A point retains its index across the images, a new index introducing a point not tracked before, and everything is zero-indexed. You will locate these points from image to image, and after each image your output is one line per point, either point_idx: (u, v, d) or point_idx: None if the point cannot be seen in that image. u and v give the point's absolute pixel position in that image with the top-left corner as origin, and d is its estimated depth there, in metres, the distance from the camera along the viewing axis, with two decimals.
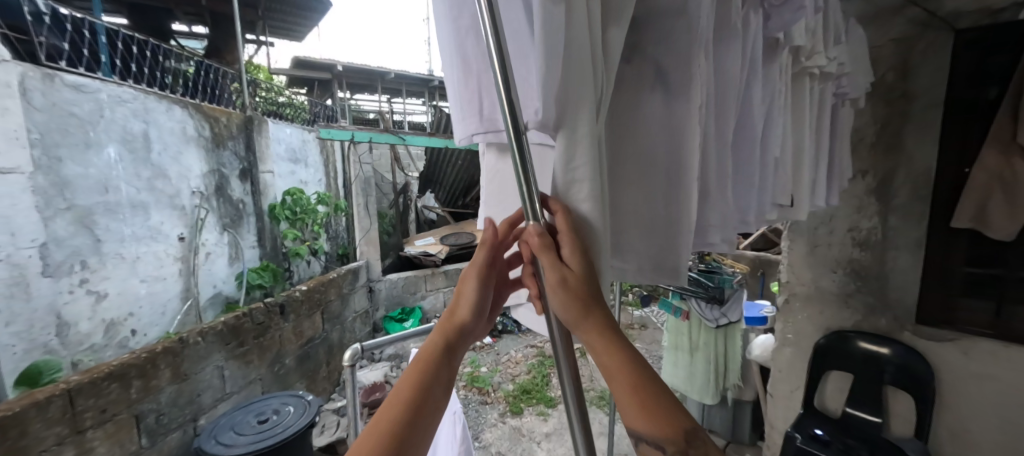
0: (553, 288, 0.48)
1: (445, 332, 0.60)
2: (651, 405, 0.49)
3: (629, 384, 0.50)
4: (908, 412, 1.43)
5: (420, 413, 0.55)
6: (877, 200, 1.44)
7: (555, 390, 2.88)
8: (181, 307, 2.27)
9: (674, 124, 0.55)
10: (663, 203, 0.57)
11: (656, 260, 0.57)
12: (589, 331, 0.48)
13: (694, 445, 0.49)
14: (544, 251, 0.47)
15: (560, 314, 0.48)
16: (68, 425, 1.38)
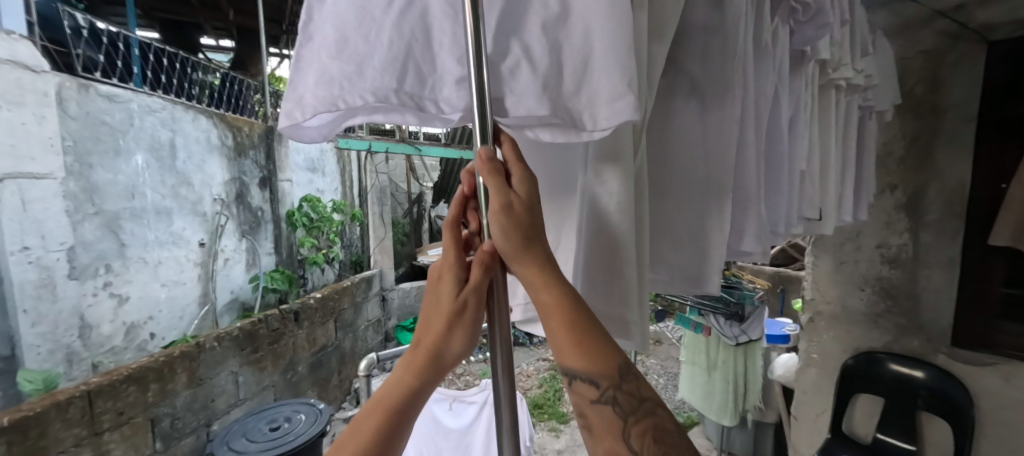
0: (495, 217, 0.39)
1: (421, 370, 0.50)
2: (590, 345, 0.41)
3: (572, 335, 0.41)
4: (943, 439, 1.36)
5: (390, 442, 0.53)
6: (907, 216, 1.39)
7: (567, 405, 2.82)
8: (198, 311, 2.30)
9: (710, 138, 0.54)
10: (698, 219, 0.55)
11: (694, 276, 0.55)
12: (529, 263, 0.40)
13: (628, 380, 0.42)
14: (491, 176, 0.39)
15: (500, 240, 0.40)
16: (86, 427, 1.40)
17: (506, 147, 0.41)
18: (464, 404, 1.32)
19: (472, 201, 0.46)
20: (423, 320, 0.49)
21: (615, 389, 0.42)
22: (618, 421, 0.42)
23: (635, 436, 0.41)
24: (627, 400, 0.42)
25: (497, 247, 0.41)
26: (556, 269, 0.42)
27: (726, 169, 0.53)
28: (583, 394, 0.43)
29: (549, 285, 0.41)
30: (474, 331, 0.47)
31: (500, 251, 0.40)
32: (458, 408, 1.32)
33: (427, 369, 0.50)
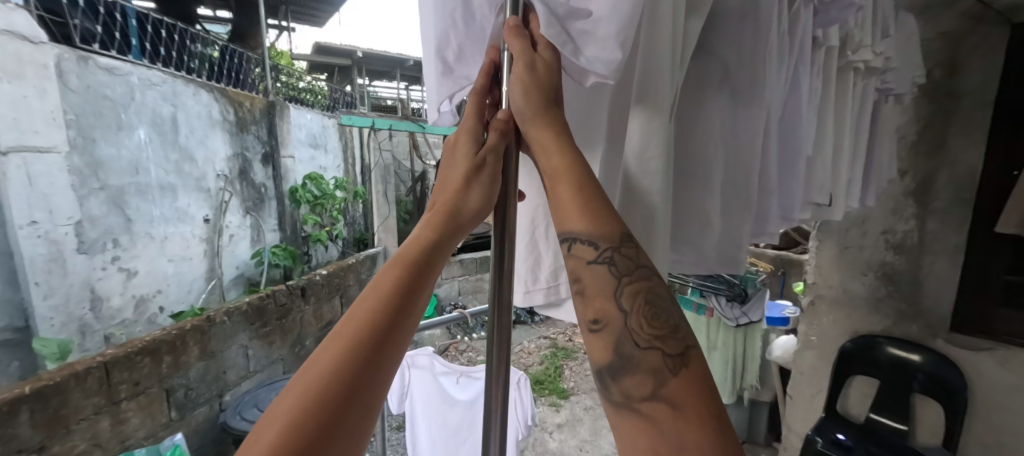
0: (519, 73, 0.40)
1: (438, 232, 0.46)
2: (590, 204, 0.41)
3: (577, 197, 0.40)
4: (936, 418, 1.42)
5: (387, 345, 0.40)
6: (915, 203, 1.39)
7: (567, 381, 2.89)
8: (205, 286, 2.34)
9: (738, 129, 0.56)
10: (731, 204, 0.59)
11: (728, 258, 0.59)
12: (542, 125, 0.41)
13: (628, 245, 0.39)
14: (516, 38, 0.40)
15: (521, 99, 0.41)
16: (105, 396, 1.44)
17: (534, 24, 0.43)
18: (473, 380, 1.25)
19: (495, 89, 0.50)
20: (439, 187, 0.50)
21: (613, 249, 0.39)
22: (612, 279, 0.39)
23: (626, 294, 0.39)
24: (624, 261, 0.39)
25: (516, 111, 0.42)
26: (569, 137, 0.42)
27: (750, 156, 0.57)
28: (579, 256, 0.40)
29: (559, 147, 0.41)
30: (491, 189, 0.46)
31: (520, 113, 0.42)
32: (466, 382, 1.27)
33: (443, 232, 0.47)
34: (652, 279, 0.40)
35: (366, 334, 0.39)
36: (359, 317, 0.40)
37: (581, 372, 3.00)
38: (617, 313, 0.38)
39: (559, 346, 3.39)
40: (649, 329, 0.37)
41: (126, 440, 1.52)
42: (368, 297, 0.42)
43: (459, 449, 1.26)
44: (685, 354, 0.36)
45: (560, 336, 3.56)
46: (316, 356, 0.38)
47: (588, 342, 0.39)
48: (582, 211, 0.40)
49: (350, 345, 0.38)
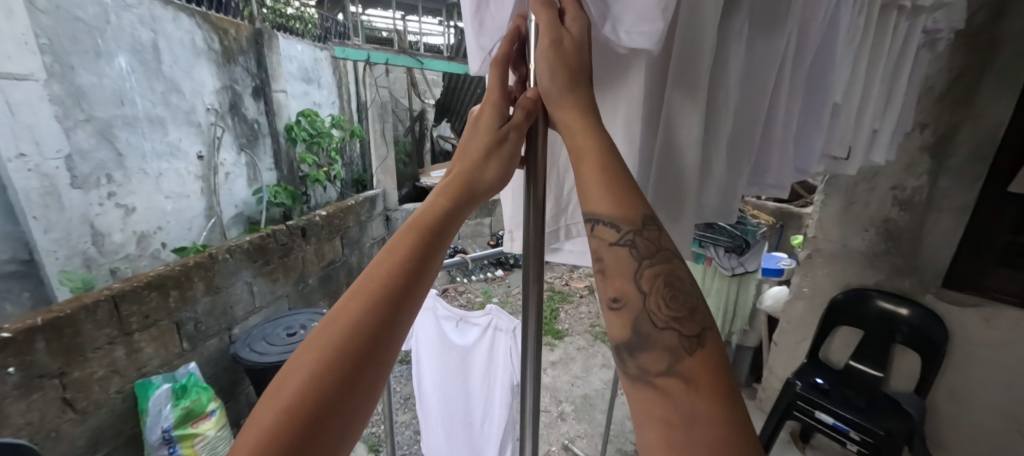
0: (544, 52, 0.45)
1: (453, 199, 0.50)
2: (615, 186, 0.45)
3: (601, 175, 0.45)
4: (912, 367, 1.51)
5: (401, 306, 0.44)
6: (930, 158, 1.36)
7: (563, 323, 2.99)
8: (206, 224, 2.34)
9: (757, 71, 0.58)
10: (736, 156, 0.61)
11: (725, 211, 0.62)
12: (568, 103, 0.46)
13: (649, 228, 0.44)
14: (542, 10, 0.45)
15: (545, 78, 0.46)
16: (117, 327, 1.48)
17: None
18: (471, 327, 1.14)
19: (521, 65, 0.54)
20: (460, 156, 0.53)
21: (634, 232, 0.44)
22: (633, 262, 0.44)
23: (646, 277, 0.43)
24: (645, 245, 0.44)
25: (543, 91, 0.47)
26: (594, 113, 0.46)
27: (761, 103, 0.60)
28: (602, 237, 0.44)
29: (585, 126, 0.45)
30: (509, 163, 0.52)
31: (543, 90, 0.46)
32: (465, 328, 1.16)
33: (461, 198, 0.51)
34: (672, 262, 0.44)
35: (381, 294, 0.43)
36: (376, 278, 0.44)
37: (576, 315, 3.10)
38: (636, 293, 0.43)
39: (556, 290, 3.45)
40: (668, 311, 0.42)
41: (142, 368, 1.57)
42: (383, 261, 0.45)
43: (461, 395, 1.19)
44: (700, 337, 0.41)
45: (557, 280, 3.62)
46: (337, 312, 0.43)
47: (609, 318, 0.44)
48: (605, 193, 0.44)
49: (367, 303, 0.42)
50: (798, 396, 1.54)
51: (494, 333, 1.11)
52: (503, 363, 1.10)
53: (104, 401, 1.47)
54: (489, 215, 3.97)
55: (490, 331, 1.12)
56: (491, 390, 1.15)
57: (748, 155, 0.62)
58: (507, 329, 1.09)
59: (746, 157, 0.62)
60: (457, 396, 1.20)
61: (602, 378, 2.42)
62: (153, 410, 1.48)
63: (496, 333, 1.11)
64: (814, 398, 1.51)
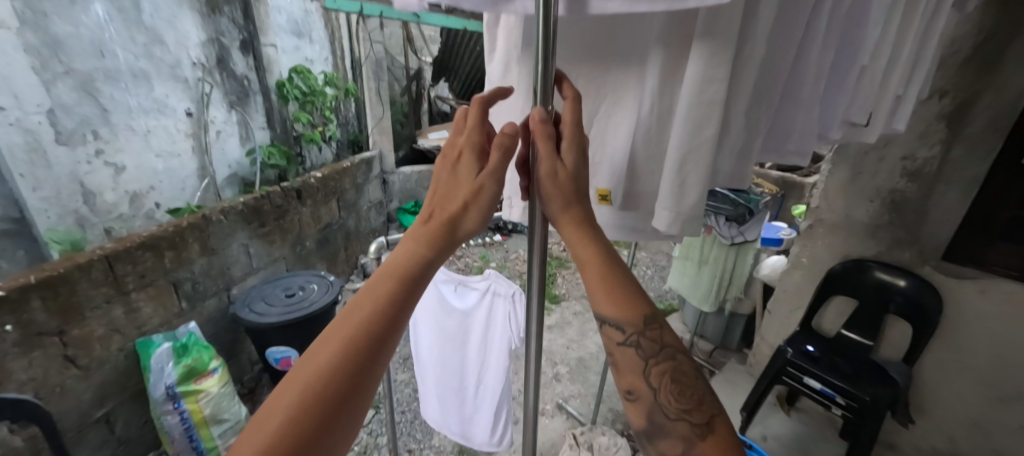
0: (545, 181, 0.52)
1: (432, 244, 0.53)
2: (619, 290, 0.54)
3: (603, 278, 0.53)
4: (902, 338, 1.53)
5: (379, 350, 0.48)
6: (946, 127, 1.31)
7: (560, 288, 3.01)
8: (199, 184, 2.28)
9: (785, 25, 0.54)
10: (755, 120, 0.57)
11: (740, 175, 0.61)
12: (569, 219, 0.53)
13: (652, 329, 0.53)
14: (543, 141, 0.50)
15: (545, 200, 0.53)
16: (113, 286, 1.47)
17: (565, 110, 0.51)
18: (470, 291, 1.12)
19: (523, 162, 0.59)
20: (437, 199, 0.56)
21: (642, 338, 0.53)
22: (641, 360, 0.53)
23: (655, 374, 0.53)
24: (649, 345, 0.53)
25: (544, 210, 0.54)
26: (591, 225, 0.53)
27: (784, 61, 0.56)
28: (612, 337, 0.54)
29: (588, 241, 0.53)
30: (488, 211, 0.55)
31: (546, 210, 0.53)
32: (463, 292, 1.13)
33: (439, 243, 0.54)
34: (676, 358, 0.54)
35: (359, 340, 0.47)
36: (356, 323, 0.48)
37: (574, 280, 3.12)
38: (648, 390, 0.52)
39: (555, 256, 3.45)
40: (678, 405, 0.51)
41: (142, 326, 1.58)
42: (365, 305, 0.49)
43: (458, 359, 1.19)
44: (710, 425, 0.50)
45: (556, 246, 3.61)
46: (313, 353, 0.46)
47: (628, 408, 0.54)
48: (607, 298, 0.53)
49: (345, 348, 0.46)
50: (788, 363, 1.57)
51: (493, 298, 1.09)
52: (502, 327, 1.10)
53: (106, 358, 1.48)
54: None
55: (491, 295, 1.09)
56: (488, 354, 1.15)
57: (769, 115, 0.59)
58: (508, 294, 1.07)
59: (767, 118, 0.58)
60: (453, 359, 1.20)
61: (596, 341, 2.46)
62: (156, 366, 1.50)
63: (497, 298, 1.09)
64: (804, 365, 1.54)
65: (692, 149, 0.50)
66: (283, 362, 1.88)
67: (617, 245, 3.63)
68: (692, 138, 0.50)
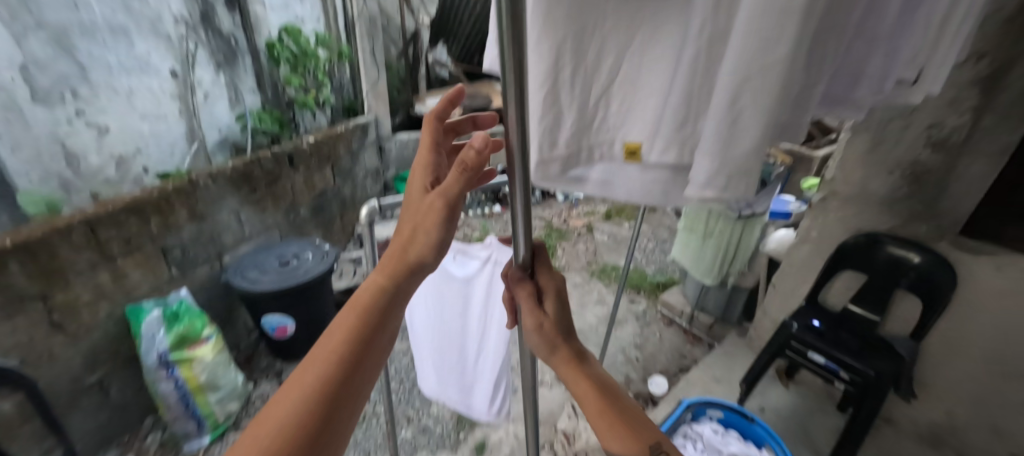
0: (534, 332, 0.63)
1: (390, 274, 0.61)
2: (610, 413, 0.58)
3: (598, 404, 0.58)
4: (909, 313, 1.51)
5: (351, 371, 0.57)
6: (978, 93, 1.22)
7: (560, 260, 2.97)
8: (188, 149, 2.17)
9: None
10: (822, 53, 0.47)
11: (794, 123, 0.51)
12: (562, 357, 0.63)
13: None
14: (527, 298, 0.64)
15: (538, 343, 0.63)
16: (97, 252, 1.41)
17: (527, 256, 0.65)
18: (470, 259, 1.05)
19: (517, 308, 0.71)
20: (403, 235, 0.62)
21: None
22: None
23: None
24: None
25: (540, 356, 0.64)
26: (581, 363, 0.62)
27: None
28: None
29: (581, 378, 0.61)
30: (442, 241, 0.61)
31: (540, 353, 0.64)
32: (462, 259, 1.07)
33: (399, 271, 0.61)
34: None
35: (333, 363, 0.55)
36: (330, 350, 0.56)
37: (574, 253, 3.07)
38: None
39: (555, 227, 3.39)
40: None
41: (131, 293, 1.53)
42: (338, 333, 0.58)
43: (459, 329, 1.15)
44: None
45: (556, 218, 3.54)
46: (296, 373, 0.55)
47: None
48: (601, 418, 0.58)
49: (321, 369, 0.55)
50: (793, 338, 1.55)
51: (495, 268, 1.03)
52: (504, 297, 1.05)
53: (95, 325, 1.44)
54: None
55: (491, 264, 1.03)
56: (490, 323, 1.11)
57: (838, 39, 0.48)
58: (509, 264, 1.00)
59: (835, 49, 0.49)
60: (453, 328, 1.16)
61: (596, 313, 2.44)
62: (146, 334, 1.45)
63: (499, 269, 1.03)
64: (809, 340, 1.52)
65: (755, 74, 0.39)
66: (279, 330, 1.85)
67: (618, 218, 3.57)
68: (755, 62, 0.38)
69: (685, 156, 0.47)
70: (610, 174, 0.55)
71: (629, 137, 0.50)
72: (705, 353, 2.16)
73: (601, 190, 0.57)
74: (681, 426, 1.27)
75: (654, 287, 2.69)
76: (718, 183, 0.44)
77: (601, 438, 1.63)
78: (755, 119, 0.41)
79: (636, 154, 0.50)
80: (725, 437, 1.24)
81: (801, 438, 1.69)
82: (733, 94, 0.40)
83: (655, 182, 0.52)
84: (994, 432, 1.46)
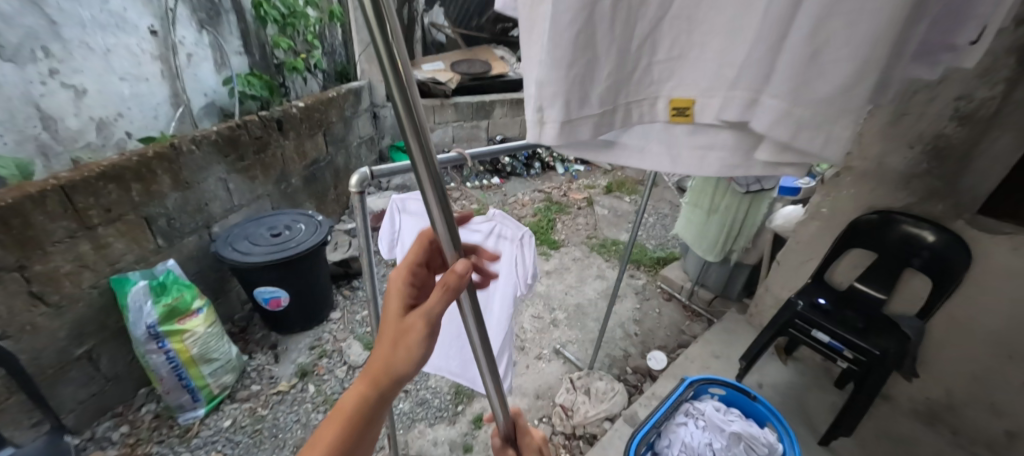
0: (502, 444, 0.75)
1: (375, 386, 0.61)
2: None
3: None
4: (916, 292, 1.48)
5: None
6: (1015, 63, 1.13)
7: (559, 234, 2.91)
8: (173, 114, 2.05)
9: None
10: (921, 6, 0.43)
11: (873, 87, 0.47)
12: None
13: None
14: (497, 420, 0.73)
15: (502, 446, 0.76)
16: (75, 221, 1.33)
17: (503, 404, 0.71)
18: (472, 234, 0.98)
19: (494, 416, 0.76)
20: (386, 347, 0.60)
21: None
22: None
23: None
24: None
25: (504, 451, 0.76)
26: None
27: None
28: None
29: None
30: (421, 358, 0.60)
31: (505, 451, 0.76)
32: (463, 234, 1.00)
33: (382, 381, 0.61)
34: None
35: None
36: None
37: (574, 226, 3.02)
38: None
39: (555, 200, 3.31)
40: None
41: (116, 263, 1.47)
42: (326, 436, 0.60)
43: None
44: None
45: (556, 191, 3.46)
46: None
47: None
48: None
49: None
50: (798, 316, 1.53)
51: (497, 240, 0.96)
52: (506, 272, 0.99)
53: (79, 296, 1.39)
54: (486, 118, 3.56)
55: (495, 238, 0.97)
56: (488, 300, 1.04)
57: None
58: (514, 237, 0.94)
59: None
60: None
61: (596, 288, 2.42)
62: (133, 305, 1.39)
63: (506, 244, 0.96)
64: (814, 318, 1.50)
65: None
66: (273, 302, 1.80)
67: (619, 192, 3.50)
68: None
69: (749, 112, 0.43)
70: (647, 135, 0.53)
71: (677, 93, 0.48)
72: (705, 329, 2.15)
73: (639, 156, 0.54)
74: (683, 403, 1.25)
75: (654, 262, 2.66)
76: (784, 129, 0.41)
77: (599, 412, 1.63)
78: (842, 54, 0.37)
79: (687, 111, 0.47)
80: (727, 414, 1.22)
81: (798, 414, 1.70)
82: (810, 24, 0.37)
83: (709, 146, 0.48)
84: (992, 411, 1.47)
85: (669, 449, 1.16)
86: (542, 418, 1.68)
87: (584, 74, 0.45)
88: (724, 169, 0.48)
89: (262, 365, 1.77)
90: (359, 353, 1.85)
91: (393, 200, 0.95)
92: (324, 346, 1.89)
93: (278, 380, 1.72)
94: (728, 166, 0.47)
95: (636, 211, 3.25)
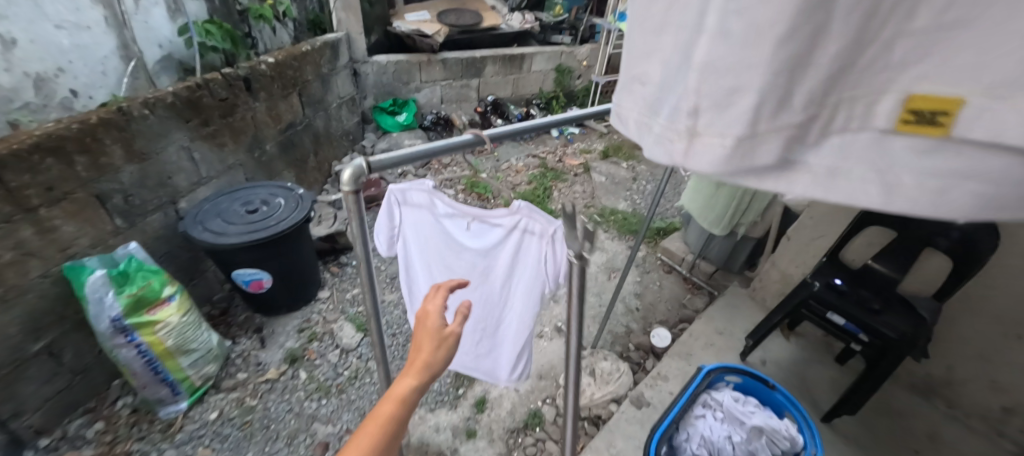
0: None
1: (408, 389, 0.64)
2: None
3: None
4: (933, 273, 1.45)
5: None
6: None
7: (556, 203, 2.79)
8: (125, 68, 1.74)
9: None
10: None
11: None
12: None
13: None
14: None
15: None
16: (10, 202, 1.14)
17: None
18: (490, 228, 0.79)
19: None
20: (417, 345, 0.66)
21: None
22: None
23: None
24: None
25: None
26: None
27: None
28: None
29: None
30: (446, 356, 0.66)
31: None
32: (480, 229, 0.80)
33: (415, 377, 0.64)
34: None
35: None
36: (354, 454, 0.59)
37: (571, 195, 2.89)
38: None
39: (550, 167, 3.15)
40: None
41: (68, 249, 1.30)
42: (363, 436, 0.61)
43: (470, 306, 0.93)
44: None
45: (550, 156, 3.29)
46: None
47: None
48: None
49: None
50: (812, 296, 1.50)
51: (522, 237, 0.76)
52: (532, 271, 0.80)
53: (28, 287, 1.22)
54: (477, 76, 3.31)
55: (517, 233, 0.76)
56: (508, 295, 0.88)
57: None
58: (543, 234, 0.73)
59: None
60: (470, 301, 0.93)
61: (596, 262, 2.33)
62: (92, 297, 1.23)
63: (531, 242, 0.76)
64: (829, 299, 1.46)
65: None
66: (254, 284, 1.65)
67: (616, 157, 3.36)
68: None
69: None
70: (849, 150, 0.34)
71: (925, 88, 0.31)
72: (707, 303, 2.12)
73: (826, 183, 0.36)
74: (701, 394, 1.21)
75: (654, 233, 2.58)
76: None
77: (605, 395, 1.58)
78: None
79: (948, 115, 0.30)
80: (746, 405, 1.18)
81: (801, 389, 1.70)
82: None
83: (968, 175, 0.31)
84: (991, 387, 1.49)
85: (687, 443, 1.12)
86: (546, 400, 1.64)
87: (801, 56, 0.31)
88: (975, 206, 0.31)
89: (248, 350, 1.66)
90: (351, 335, 1.74)
91: (389, 191, 0.82)
92: (314, 329, 1.77)
93: (266, 367, 1.61)
94: (984, 201, 0.31)
95: (633, 178, 3.14)
